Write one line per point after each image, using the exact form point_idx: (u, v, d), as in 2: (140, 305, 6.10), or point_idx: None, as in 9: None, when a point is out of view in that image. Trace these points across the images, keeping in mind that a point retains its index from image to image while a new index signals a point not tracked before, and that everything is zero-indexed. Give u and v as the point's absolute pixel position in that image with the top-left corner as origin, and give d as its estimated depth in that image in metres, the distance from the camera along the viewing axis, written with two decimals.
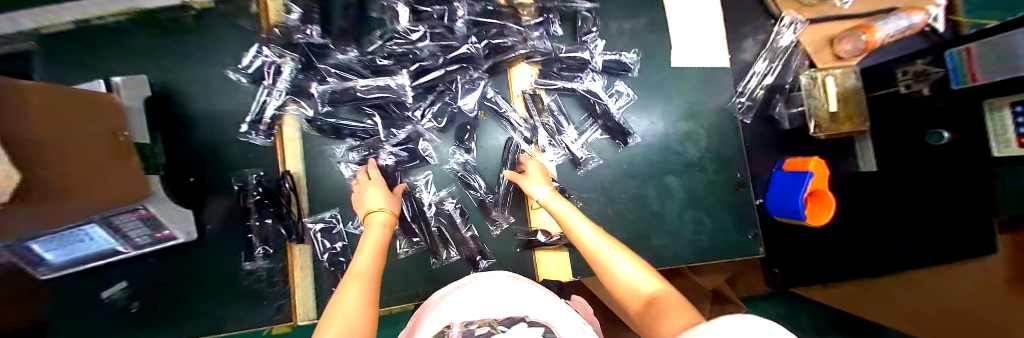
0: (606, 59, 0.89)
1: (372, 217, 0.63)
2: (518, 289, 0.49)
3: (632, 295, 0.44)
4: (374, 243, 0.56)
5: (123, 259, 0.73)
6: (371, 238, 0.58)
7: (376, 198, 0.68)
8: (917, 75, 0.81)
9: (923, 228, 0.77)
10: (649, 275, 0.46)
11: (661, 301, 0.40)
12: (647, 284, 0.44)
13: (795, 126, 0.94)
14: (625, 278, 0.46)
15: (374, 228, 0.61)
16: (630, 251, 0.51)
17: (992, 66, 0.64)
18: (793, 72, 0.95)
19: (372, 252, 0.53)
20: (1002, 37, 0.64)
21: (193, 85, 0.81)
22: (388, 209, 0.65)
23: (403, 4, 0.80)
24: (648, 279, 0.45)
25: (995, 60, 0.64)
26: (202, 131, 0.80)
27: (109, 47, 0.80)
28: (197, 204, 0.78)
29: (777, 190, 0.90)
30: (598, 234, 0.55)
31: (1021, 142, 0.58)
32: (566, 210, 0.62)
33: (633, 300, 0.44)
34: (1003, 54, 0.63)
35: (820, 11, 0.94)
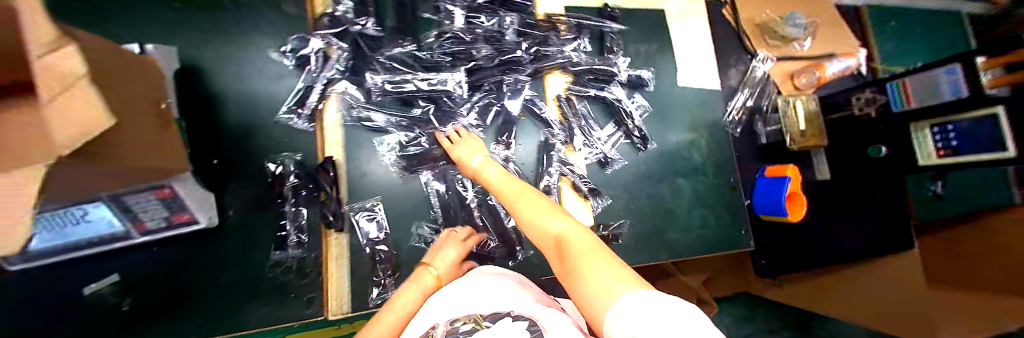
0: (629, 74, 1.02)
1: (421, 274, 0.65)
2: (496, 287, 0.56)
3: (545, 239, 0.49)
4: (404, 309, 0.57)
5: (122, 248, 0.65)
6: (403, 302, 0.58)
7: (447, 256, 0.71)
8: (867, 102, 1.00)
9: (861, 232, 1.15)
10: (556, 213, 0.50)
11: (569, 243, 0.44)
12: (556, 223, 0.48)
13: (771, 141, 1.14)
14: (541, 225, 0.49)
15: (411, 289, 0.61)
16: (533, 191, 0.54)
17: (928, 97, 0.85)
18: (769, 96, 1.16)
19: (396, 317, 0.55)
20: (925, 72, 0.86)
21: (217, 59, 0.74)
22: (440, 276, 0.67)
23: (460, 9, 0.88)
24: (557, 218, 0.49)
25: (930, 93, 0.85)
26: (229, 109, 0.74)
27: (120, 11, 0.71)
28: (220, 188, 0.71)
29: (763, 193, 1.08)
30: (525, 190, 0.55)
31: (943, 153, 0.86)
32: (495, 174, 0.61)
33: (547, 242, 0.48)
34: (933, 88, 0.85)
35: (785, 51, 1.18)
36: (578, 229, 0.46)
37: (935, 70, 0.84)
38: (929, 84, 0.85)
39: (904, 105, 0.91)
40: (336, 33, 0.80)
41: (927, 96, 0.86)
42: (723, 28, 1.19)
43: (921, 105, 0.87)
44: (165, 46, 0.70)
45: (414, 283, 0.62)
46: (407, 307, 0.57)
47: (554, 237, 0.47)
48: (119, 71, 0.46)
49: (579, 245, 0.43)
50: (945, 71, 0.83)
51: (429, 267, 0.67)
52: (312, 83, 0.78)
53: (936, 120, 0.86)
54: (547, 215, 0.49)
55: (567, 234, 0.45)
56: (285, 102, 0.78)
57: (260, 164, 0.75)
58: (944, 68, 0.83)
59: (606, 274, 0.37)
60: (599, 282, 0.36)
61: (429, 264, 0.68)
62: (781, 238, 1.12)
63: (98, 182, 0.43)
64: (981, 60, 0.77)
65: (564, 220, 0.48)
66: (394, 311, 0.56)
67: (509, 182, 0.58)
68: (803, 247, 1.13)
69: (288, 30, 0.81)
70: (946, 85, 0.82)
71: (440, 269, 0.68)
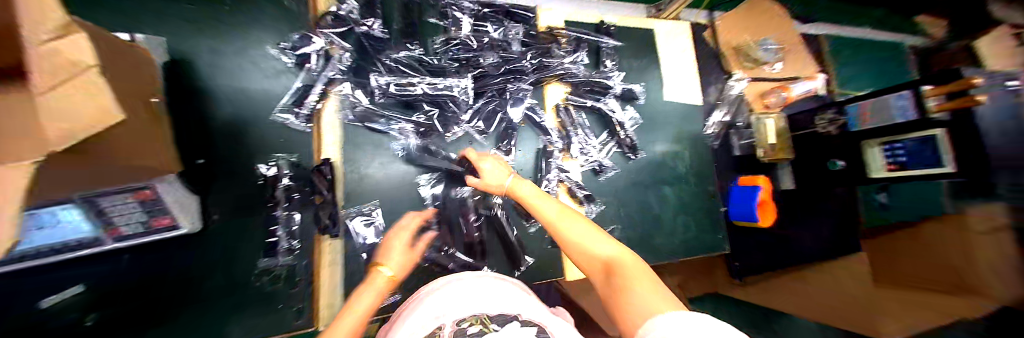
0: (623, 87, 1.07)
1: (375, 276, 0.62)
2: (500, 289, 0.56)
3: (590, 261, 0.52)
4: (359, 315, 0.54)
5: (85, 257, 0.59)
6: (358, 307, 0.55)
7: (399, 254, 0.68)
8: (830, 122, 1.08)
9: (818, 238, 1.28)
10: (599, 237, 0.53)
11: (618, 267, 0.48)
12: (601, 247, 0.51)
13: (743, 154, 1.25)
14: (585, 248, 0.52)
15: (367, 292, 0.59)
16: (572, 212, 0.57)
17: (879, 120, 0.94)
18: (744, 113, 1.27)
19: (350, 325, 0.52)
20: (877, 98, 0.93)
21: (206, 52, 0.70)
22: (394, 273, 0.64)
23: (467, 18, 0.90)
24: (602, 241, 0.52)
25: (881, 116, 0.94)
26: (219, 106, 0.70)
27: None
28: (205, 190, 0.66)
29: (737, 201, 1.17)
30: (564, 212, 0.57)
31: (892, 168, 0.94)
32: (532, 194, 0.63)
33: (591, 264, 0.52)
34: (884, 113, 0.93)
35: (757, 73, 1.30)
36: (624, 254, 0.50)
37: (885, 96, 0.92)
38: (883, 108, 0.93)
39: (859, 125, 0.99)
40: (341, 32, 0.79)
41: (881, 118, 0.94)
42: (705, 49, 1.30)
43: (875, 126, 0.95)
44: (153, 36, 0.66)
45: (370, 285, 0.60)
46: (362, 310, 0.55)
47: (601, 260, 0.50)
48: (123, 63, 0.42)
49: (630, 271, 0.47)
50: (895, 97, 0.89)
51: (383, 268, 0.64)
52: (312, 82, 0.76)
53: (883, 139, 0.94)
54: (592, 239, 0.52)
55: (615, 258, 0.50)
56: (282, 100, 0.74)
57: (251, 166, 0.71)
58: (894, 94, 0.89)
59: (656, 300, 0.41)
60: (646, 307, 0.40)
61: (382, 264, 0.64)
62: (751, 243, 1.23)
63: (82, 181, 0.39)
64: (928, 88, 0.84)
65: (609, 244, 0.52)
66: (349, 320, 0.53)
67: (547, 202, 0.60)
68: (767, 251, 1.25)
69: (288, 26, 0.77)
70: (894, 112, 0.90)
71: (394, 267, 0.65)
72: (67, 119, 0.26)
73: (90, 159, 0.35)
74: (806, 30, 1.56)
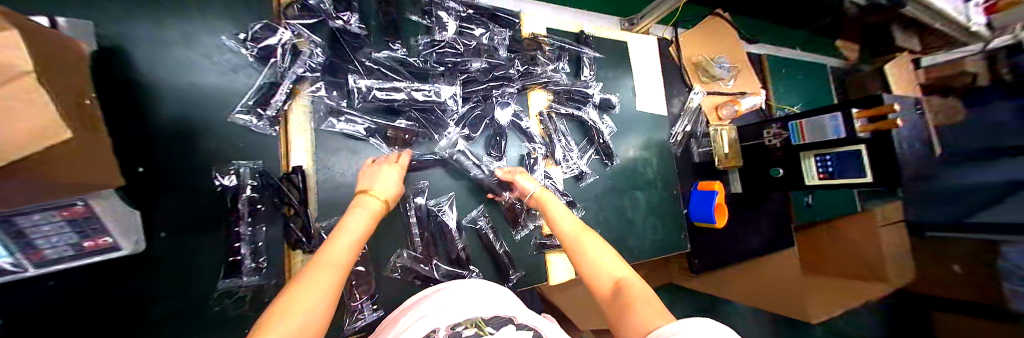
0: (602, 97, 1.12)
1: (365, 199, 0.61)
2: (496, 293, 0.56)
3: (602, 279, 0.56)
4: (356, 233, 0.53)
5: None
6: (353, 223, 0.55)
7: (388, 179, 0.67)
8: (775, 135, 1.21)
9: (760, 234, 1.47)
10: (618, 262, 0.58)
11: (629, 285, 0.51)
12: (619, 269, 0.56)
13: (702, 160, 1.39)
14: (602, 266, 0.57)
15: (359, 211, 0.58)
16: (599, 236, 0.64)
17: (819, 136, 1.07)
18: (703, 124, 1.40)
19: (350, 240, 0.51)
20: (817, 117, 1.07)
21: (148, 41, 0.60)
22: (385, 200, 0.64)
23: (453, 20, 0.88)
24: (620, 266, 0.57)
25: (820, 133, 1.07)
26: (166, 106, 0.60)
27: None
28: (148, 204, 0.57)
29: (697, 204, 1.30)
30: (582, 227, 0.67)
31: (824, 176, 1.09)
32: (557, 206, 0.74)
33: (602, 283, 0.55)
34: (822, 130, 1.06)
35: (712, 87, 1.44)
36: (638, 281, 0.53)
37: (823, 116, 1.05)
38: (820, 126, 1.06)
39: (800, 140, 1.13)
40: (311, 23, 0.73)
41: (818, 134, 1.07)
42: (671, 63, 1.40)
43: (813, 141, 1.09)
44: (79, 20, 0.53)
45: (361, 207, 0.59)
46: (360, 227, 0.55)
47: (615, 278, 0.54)
48: (70, 65, 0.39)
49: (638, 289, 0.50)
50: (830, 117, 1.03)
51: (372, 194, 0.63)
52: (278, 79, 0.69)
53: (819, 151, 1.09)
54: (611, 261, 0.58)
55: (628, 278, 0.54)
56: (243, 99, 0.66)
57: (206, 174, 0.63)
58: (829, 115, 1.03)
59: (652, 309, 0.44)
60: (645, 307, 0.44)
61: (369, 191, 0.63)
62: (708, 241, 1.37)
63: (18, 198, 0.35)
64: (856, 111, 0.98)
65: (626, 271, 0.56)
66: (347, 235, 0.52)
67: (568, 215, 0.71)
68: (723, 248, 1.40)
69: (248, 14, 0.69)
70: (831, 129, 1.03)
71: (384, 194, 0.64)
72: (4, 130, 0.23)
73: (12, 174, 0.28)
74: (753, 49, 1.74)
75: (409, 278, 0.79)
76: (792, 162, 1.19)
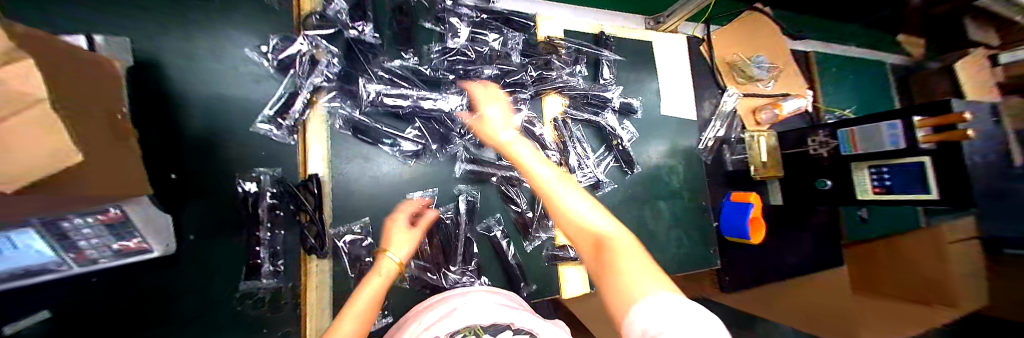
0: (622, 101, 1.06)
1: (381, 264, 0.57)
2: (502, 301, 0.53)
3: (581, 236, 0.43)
4: (370, 297, 0.52)
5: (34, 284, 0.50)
6: (366, 291, 0.52)
7: (403, 245, 0.63)
8: (821, 144, 1.08)
9: (801, 252, 1.33)
10: (598, 210, 0.44)
11: (612, 249, 0.38)
12: (601, 222, 0.42)
13: (735, 169, 1.28)
14: (579, 215, 0.43)
15: (374, 278, 0.55)
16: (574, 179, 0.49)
17: (872, 147, 0.93)
18: (736, 130, 1.29)
19: (364, 303, 0.51)
20: (870, 125, 0.93)
21: (181, 58, 0.64)
22: (402, 260, 0.60)
23: (466, 25, 0.87)
24: (604, 218, 0.43)
25: (873, 144, 0.93)
26: (196, 121, 0.64)
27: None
28: (177, 207, 0.61)
29: (728, 217, 1.19)
30: (558, 174, 0.49)
31: (879, 191, 0.95)
32: (528, 155, 0.54)
33: (582, 240, 0.43)
34: (876, 140, 0.92)
35: (749, 89, 1.31)
36: (625, 238, 0.40)
37: (878, 124, 0.91)
38: (874, 134, 0.92)
39: (852, 149, 0.99)
40: (328, 34, 0.74)
41: (871, 145, 0.94)
42: (701, 64, 1.29)
43: (866, 151, 0.96)
44: (116, 36, 0.58)
45: (377, 273, 0.56)
46: (372, 295, 0.52)
47: (594, 234, 0.41)
48: (97, 87, 0.42)
49: (624, 252, 0.37)
50: (886, 126, 0.90)
51: (388, 255, 0.59)
52: (298, 89, 0.71)
53: (873, 162, 0.95)
54: (592, 210, 0.44)
55: (611, 236, 0.40)
56: (264, 110, 0.69)
57: (229, 181, 0.66)
58: (886, 122, 0.90)
59: (650, 284, 0.32)
60: (643, 280, 0.33)
61: (387, 251, 0.60)
62: (740, 257, 1.26)
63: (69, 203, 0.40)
64: (919, 119, 0.84)
65: (611, 223, 0.42)
66: (360, 298, 0.51)
67: (537, 163, 0.52)
68: (755, 265, 1.29)
69: (268, 28, 0.72)
70: (885, 139, 0.90)
71: (401, 255, 0.61)
72: (12, 154, 0.24)
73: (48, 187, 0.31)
74: (799, 46, 1.56)
75: (419, 286, 0.79)
76: (840, 173, 1.05)
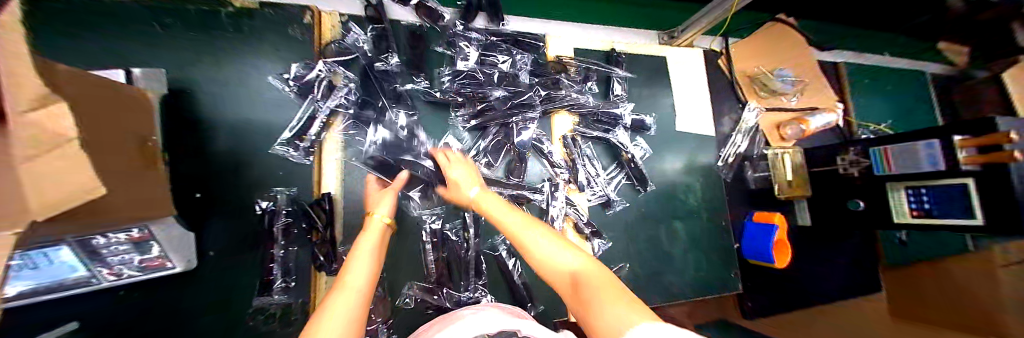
0: (633, 118, 1.04)
1: (369, 222, 0.62)
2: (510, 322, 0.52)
3: (557, 275, 0.48)
4: (371, 248, 0.55)
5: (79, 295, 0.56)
6: (365, 243, 0.56)
7: (385, 203, 0.66)
8: (851, 163, 1.01)
9: (833, 277, 1.24)
10: (565, 249, 0.50)
11: (585, 284, 0.44)
12: (568, 260, 0.48)
13: (758, 187, 1.22)
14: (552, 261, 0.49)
15: (367, 236, 0.58)
16: (538, 222, 0.55)
17: (910, 168, 0.86)
18: (758, 146, 1.22)
19: (368, 254, 0.53)
20: (906, 144, 0.87)
21: (213, 86, 0.70)
22: (389, 218, 0.64)
23: (475, 47, 0.89)
24: (569, 254, 0.49)
25: (912, 164, 0.86)
26: (221, 142, 0.68)
27: (105, 27, 0.65)
28: (200, 225, 0.65)
29: (749, 238, 1.12)
30: (526, 222, 0.55)
31: (915, 214, 0.87)
32: (495, 207, 0.60)
33: (559, 279, 0.48)
34: (914, 160, 0.85)
35: (770, 103, 1.25)
36: (592, 269, 0.46)
37: (916, 144, 0.85)
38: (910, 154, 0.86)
39: (886, 170, 0.92)
40: (346, 60, 0.78)
41: (908, 165, 0.87)
42: (720, 77, 1.24)
43: (902, 172, 0.89)
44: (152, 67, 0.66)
45: (367, 232, 0.59)
46: (371, 246, 0.55)
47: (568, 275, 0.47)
48: (111, 116, 0.44)
49: (595, 284, 0.43)
50: (924, 145, 0.83)
51: (373, 216, 0.62)
52: (314, 113, 0.74)
53: (909, 183, 0.88)
54: (559, 250, 0.49)
55: (581, 271, 0.46)
56: (283, 133, 0.72)
57: (248, 201, 0.69)
58: (924, 141, 0.83)
59: (627, 314, 0.37)
60: (617, 314, 0.37)
61: (372, 213, 0.63)
62: (763, 281, 1.19)
63: (84, 225, 0.41)
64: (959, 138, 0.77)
65: (578, 258, 0.48)
66: (362, 251, 0.54)
67: (503, 213, 0.58)
68: (777, 289, 1.22)
69: (293, 57, 0.76)
70: (923, 161, 0.83)
71: (385, 214, 0.64)
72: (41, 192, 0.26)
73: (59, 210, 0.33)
74: (827, 57, 1.47)
75: (424, 307, 0.80)
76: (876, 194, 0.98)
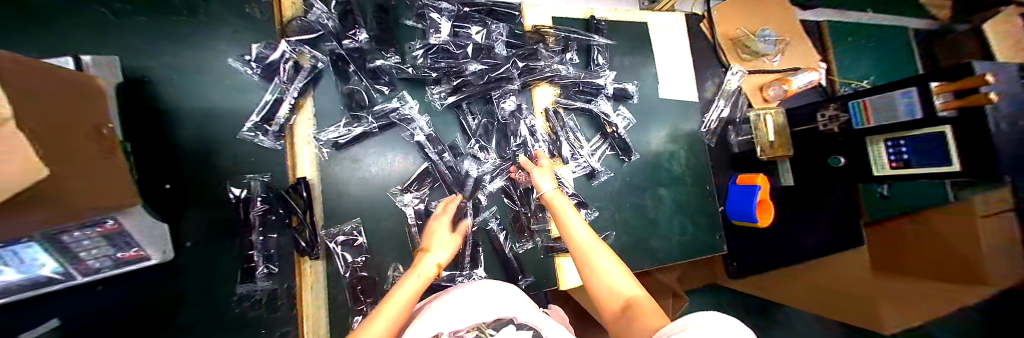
0: (615, 87, 1.03)
1: (420, 264, 0.58)
2: (502, 290, 0.52)
3: (612, 297, 0.51)
4: (408, 297, 0.51)
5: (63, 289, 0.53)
6: (404, 289, 0.51)
7: (443, 249, 0.65)
8: (830, 119, 1.03)
9: (814, 233, 1.28)
10: (626, 278, 0.53)
11: (641, 306, 0.47)
12: (626, 286, 0.52)
13: (741, 150, 1.22)
14: (611, 285, 0.52)
15: (414, 278, 0.55)
16: (608, 247, 0.58)
17: (885, 119, 0.88)
18: (741, 110, 1.22)
19: (402, 303, 0.49)
20: (884, 95, 0.88)
21: (167, 71, 0.66)
22: (438, 266, 0.60)
23: (446, 19, 0.86)
24: (628, 282, 0.53)
25: (888, 116, 0.88)
26: (185, 130, 0.66)
27: (58, 20, 0.57)
28: (176, 216, 0.63)
29: (734, 201, 1.14)
30: (592, 238, 0.60)
31: (894, 165, 0.90)
32: (568, 213, 0.67)
33: (612, 300, 0.51)
34: (892, 112, 0.87)
35: (754, 65, 1.23)
36: (649, 300, 0.49)
37: (896, 93, 0.85)
38: (887, 105, 0.87)
39: (864, 123, 0.94)
40: (311, 39, 0.76)
41: (885, 116, 0.88)
42: (702, 42, 1.23)
43: (878, 124, 0.90)
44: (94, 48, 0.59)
45: (417, 271, 0.57)
46: (409, 294, 0.51)
47: (625, 296, 0.50)
48: (57, 105, 0.39)
49: (650, 310, 0.46)
50: (902, 94, 0.84)
51: (427, 256, 0.61)
52: (280, 95, 0.73)
53: (889, 136, 0.90)
54: (621, 275, 0.53)
55: (636, 298, 0.49)
56: (251, 117, 0.71)
57: (221, 189, 0.68)
58: (901, 90, 0.85)
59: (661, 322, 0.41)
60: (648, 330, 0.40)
61: (427, 251, 0.62)
62: (749, 241, 1.22)
63: (64, 218, 0.39)
64: (936, 85, 0.78)
65: (636, 289, 0.51)
66: (397, 299, 0.49)
67: (574, 218, 0.65)
68: (766, 249, 1.24)
69: (255, 38, 0.75)
70: (900, 110, 0.85)
71: (439, 259, 0.62)
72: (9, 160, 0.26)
73: (32, 204, 0.31)
74: (808, 16, 1.46)
75: None
76: (856, 148, 0.99)
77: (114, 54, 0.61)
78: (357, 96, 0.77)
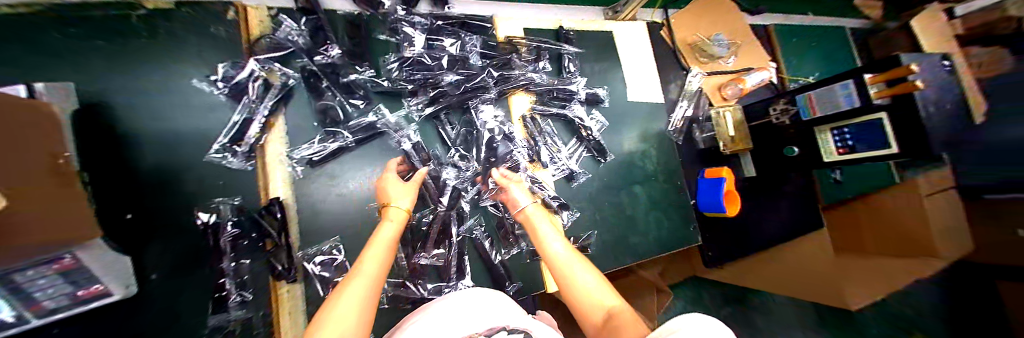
0: (587, 92, 1.08)
1: (390, 212, 0.67)
2: (488, 298, 0.53)
3: (592, 308, 0.53)
4: (386, 242, 0.60)
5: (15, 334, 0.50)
6: (383, 233, 0.62)
7: (404, 195, 0.72)
8: (782, 112, 1.14)
9: (778, 218, 1.37)
10: (607, 291, 0.55)
11: (620, 314, 0.49)
12: (606, 298, 0.54)
13: (707, 146, 1.31)
14: (591, 295, 0.55)
15: (388, 223, 0.65)
16: (585, 261, 0.62)
17: (828, 109, 0.98)
18: (704, 108, 1.31)
19: (382, 247, 0.58)
20: (824, 88, 0.98)
21: (124, 95, 0.63)
22: (405, 210, 0.69)
23: (420, 33, 0.89)
24: (609, 294, 0.55)
25: (830, 106, 0.98)
26: (145, 155, 0.63)
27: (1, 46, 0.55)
28: (137, 249, 0.60)
29: (704, 193, 1.22)
30: (572, 254, 0.64)
31: (841, 151, 0.99)
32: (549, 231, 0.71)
33: (593, 311, 0.53)
34: (833, 103, 0.97)
35: (711, 67, 1.34)
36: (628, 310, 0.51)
37: (834, 86, 0.95)
38: (830, 97, 0.97)
39: (811, 114, 1.04)
40: (280, 56, 0.76)
41: (827, 107, 0.98)
42: (665, 47, 1.31)
43: (824, 114, 1.00)
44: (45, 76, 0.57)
45: (387, 219, 0.65)
46: (387, 238, 0.61)
47: (605, 307, 0.52)
48: (11, 136, 0.37)
49: (627, 318, 0.47)
50: (840, 86, 0.94)
51: (393, 205, 0.68)
52: (250, 115, 0.72)
53: (833, 125, 0.99)
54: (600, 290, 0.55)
55: (615, 308, 0.51)
56: (218, 138, 0.70)
57: (188, 215, 0.65)
58: (840, 84, 0.94)
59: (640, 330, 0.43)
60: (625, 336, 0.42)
61: (391, 203, 0.68)
62: (721, 231, 1.30)
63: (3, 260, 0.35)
64: (868, 77, 0.88)
65: (616, 300, 0.54)
66: (377, 244, 0.58)
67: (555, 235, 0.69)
68: (737, 237, 1.31)
69: (219, 57, 0.73)
70: (839, 101, 0.95)
71: (403, 205, 0.69)
72: None
73: None
74: (758, 20, 1.60)
75: (402, 303, 0.80)
76: (806, 139, 1.09)
77: (69, 80, 0.58)
78: (331, 112, 0.77)
